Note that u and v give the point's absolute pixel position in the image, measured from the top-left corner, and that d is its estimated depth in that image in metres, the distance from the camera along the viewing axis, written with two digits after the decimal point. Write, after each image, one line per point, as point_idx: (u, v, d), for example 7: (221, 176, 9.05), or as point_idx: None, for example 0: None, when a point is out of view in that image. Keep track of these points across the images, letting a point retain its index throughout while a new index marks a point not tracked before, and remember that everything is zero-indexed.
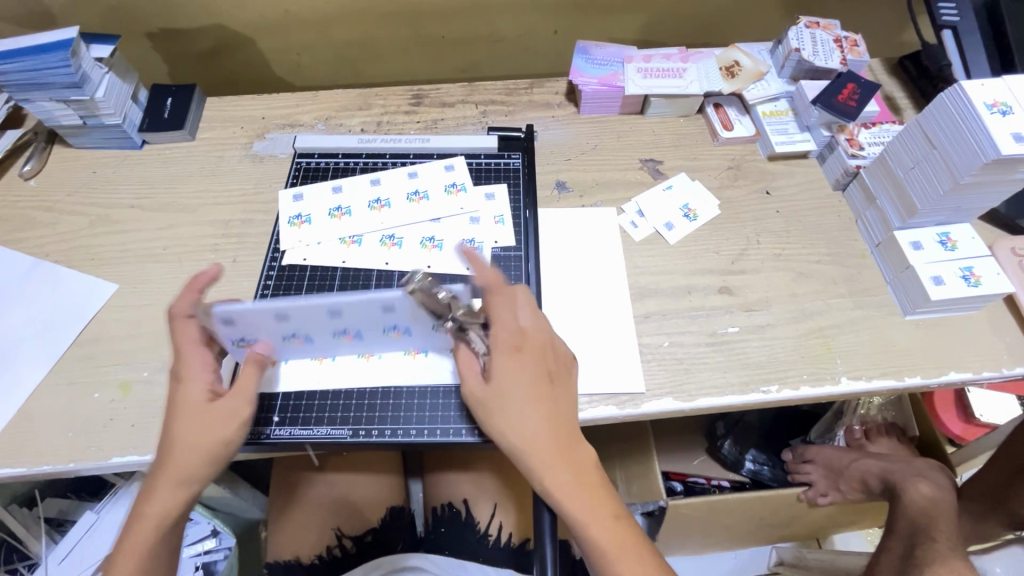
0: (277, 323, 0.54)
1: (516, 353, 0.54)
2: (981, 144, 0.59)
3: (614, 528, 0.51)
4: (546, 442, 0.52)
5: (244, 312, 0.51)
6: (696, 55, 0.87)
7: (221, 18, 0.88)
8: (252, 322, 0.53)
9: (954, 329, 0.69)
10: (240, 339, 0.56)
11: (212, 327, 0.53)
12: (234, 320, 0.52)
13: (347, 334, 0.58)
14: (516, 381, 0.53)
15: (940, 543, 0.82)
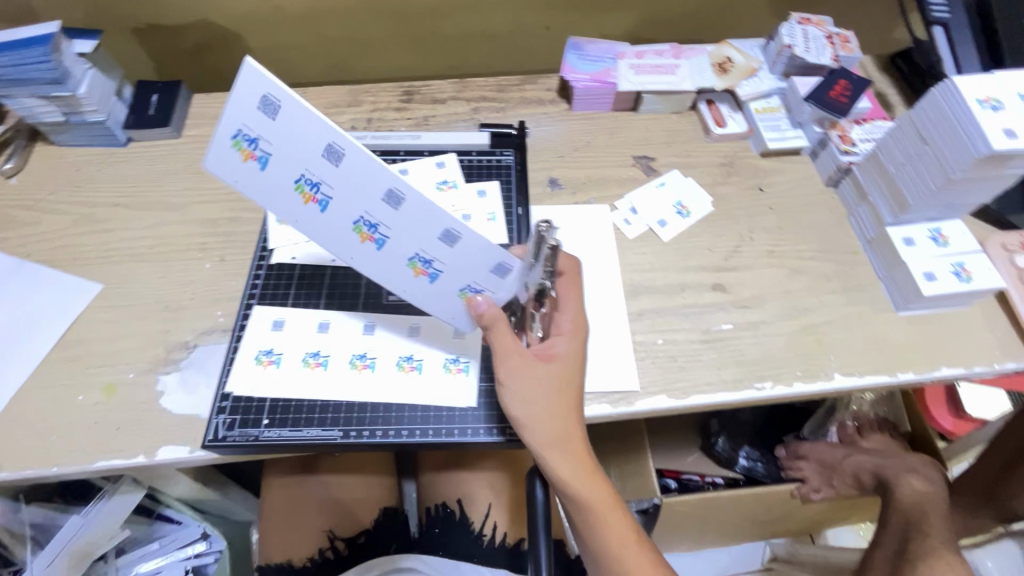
0: (333, 179, 0.50)
1: (570, 343, 0.57)
2: (972, 139, 0.59)
3: (627, 523, 0.53)
4: (575, 426, 0.53)
5: (293, 103, 0.46)
6: (688, 51, 0.87)
7: (208, 13, 0.87)
8: (287, 128, 0.48)
9: (945, 325, 0.69)
10: (302, 179, 0.50)
11: (251, 110, 0.47)
12: (279, 107, 0.47)
13: (364, 228, 0.53)
14: (569, 366, 0.55)
15: (932, 537, 0.82)
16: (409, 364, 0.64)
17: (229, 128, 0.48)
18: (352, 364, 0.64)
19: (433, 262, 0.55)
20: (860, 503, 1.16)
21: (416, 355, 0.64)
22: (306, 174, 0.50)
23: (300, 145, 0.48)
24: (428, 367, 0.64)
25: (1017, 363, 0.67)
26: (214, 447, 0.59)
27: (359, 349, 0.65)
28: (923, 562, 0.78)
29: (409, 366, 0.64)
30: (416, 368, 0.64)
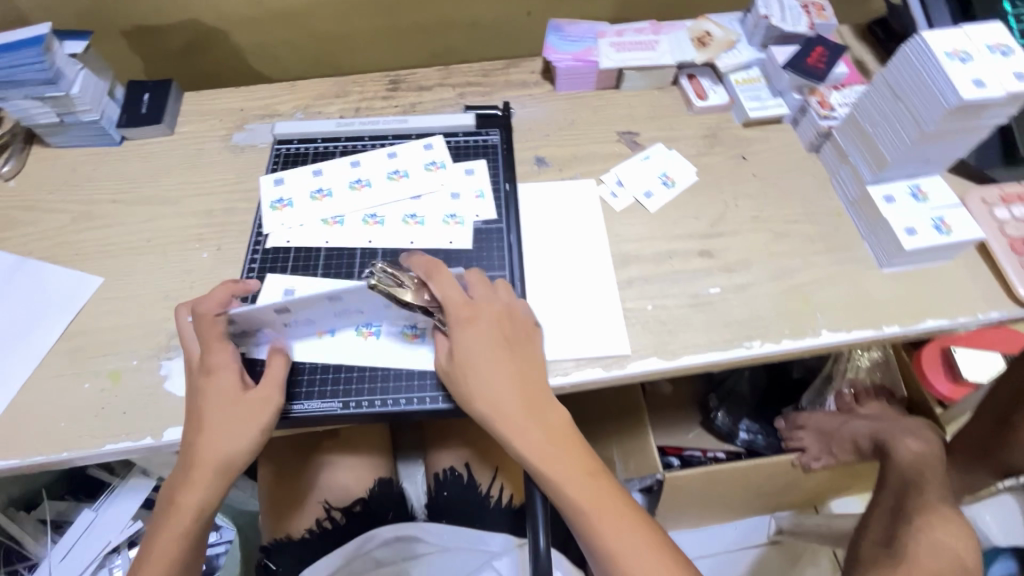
0: (278, 323, 0.60)
1: (470, 326, 0.58)
2: (943, 92, 0.61)
3: (593, 488, 0.54)
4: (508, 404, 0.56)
5: (243, 311, 0.58)
6: (668, 27, 0.88)
7: (194, 13, 0.88)
8: (267, 311, 0.58)
9: (928, 279, 0.71)
10: (256, 340, 0.63)
11: (215, 328, 0.58)
12: (236, 320, 0.59)
13: (354, 313, 0.62)
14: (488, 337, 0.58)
15: (930, 493, 0.84)
16: (413, 330, 0.65)
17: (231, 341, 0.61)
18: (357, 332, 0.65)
19: (399, 303, 0.60)
20: (861, 470, 1.17)
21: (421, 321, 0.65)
22: (261, 339, 0.62)
23: (268, 330, 0.61)
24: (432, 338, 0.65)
25: (1001, 312, 0.68)
26: None
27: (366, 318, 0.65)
28: (921, 516, 0.79)
29: (414, 333, 0.65)
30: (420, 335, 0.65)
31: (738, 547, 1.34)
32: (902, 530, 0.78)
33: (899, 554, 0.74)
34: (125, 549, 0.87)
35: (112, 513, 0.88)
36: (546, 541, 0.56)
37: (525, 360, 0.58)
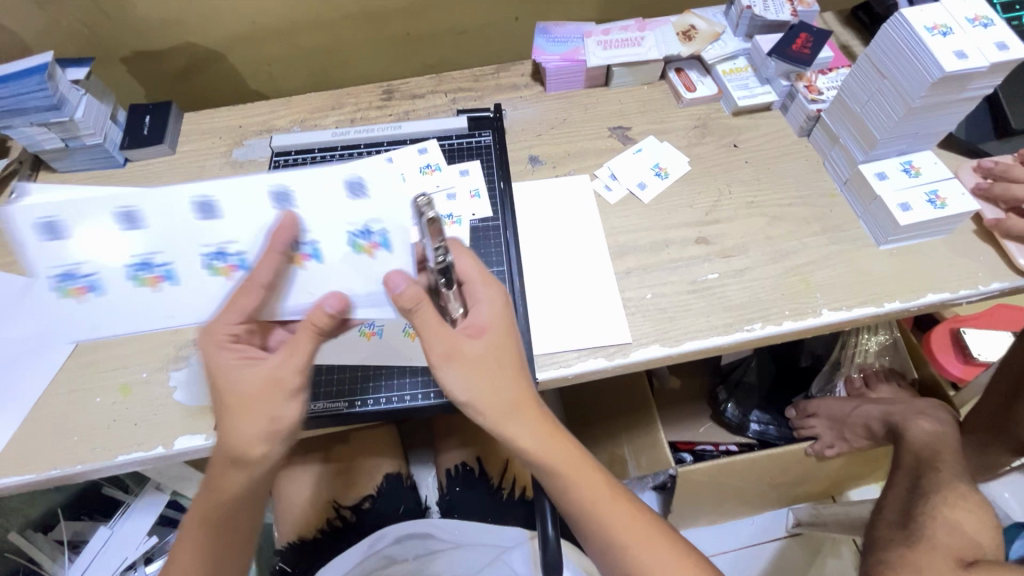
0: (196, 232, 0.52)
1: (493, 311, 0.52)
2: (926, 66, 0.61)
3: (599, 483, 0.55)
4: (518, 409, 0.51)
5: (151, 201, 0.51)
6: (653, 23, 0.90)
7: (190, 35, 0.91)
8: (162, 224, 0.52)
9: (926, 254, 0.71)
10: (69, 279, 0.52)
11: (101, 223, 0.51)
12: (137, 222, 0.51)
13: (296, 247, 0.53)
14: (496, 332, 0.52)
15: (944, 472, 0.82)
16: (369, 241, 0.53)
17: (121, 271, 0.53)
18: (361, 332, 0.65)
19: (375, 230, 0.53)
20: (877, 456, 1.15)
21: (374, 226, 0.52)
22: (152, 263, 0.53)
23: (163, 247, 0.52)
24: (398, 245, 0.53)
25: (1002, 283, 0.68)
26: None
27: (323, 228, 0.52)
28: (937, 495, 0.78)
29: (371, 244, 0.53)
30: (381, 245, 0.53)
31: (757, 542, 1.32)
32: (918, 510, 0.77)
33: (915, 535, 0.73)
34: (142, 565, 0.89)
35: (127, 529, 0.88)
36: (555, 530, 0.58)
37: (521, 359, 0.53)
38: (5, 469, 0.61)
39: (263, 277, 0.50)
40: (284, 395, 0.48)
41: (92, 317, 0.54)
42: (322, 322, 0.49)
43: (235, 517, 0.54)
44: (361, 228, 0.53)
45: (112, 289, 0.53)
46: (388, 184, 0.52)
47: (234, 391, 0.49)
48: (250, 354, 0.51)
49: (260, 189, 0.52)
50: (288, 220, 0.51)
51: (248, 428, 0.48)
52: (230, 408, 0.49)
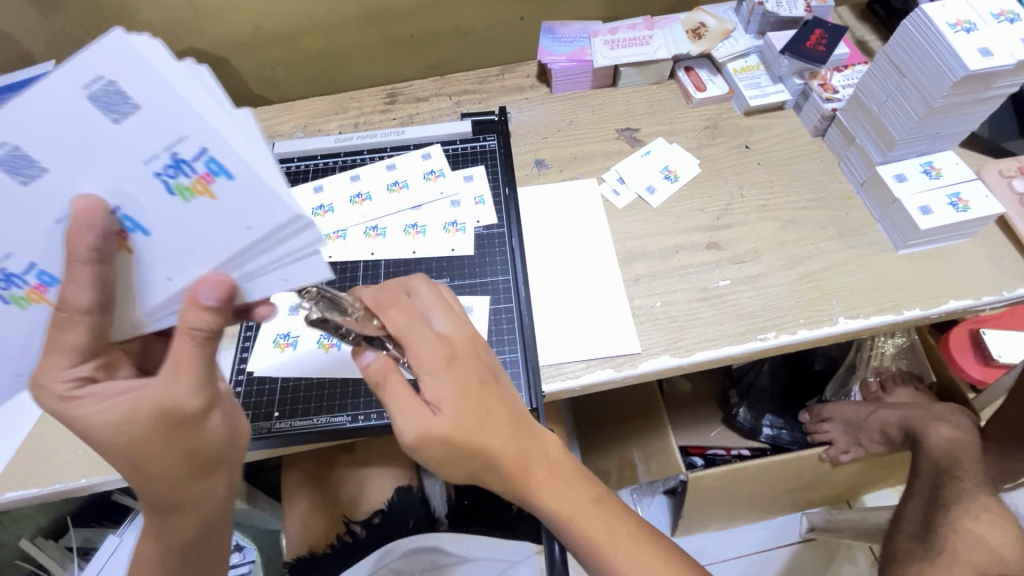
0: (34, 201, 0.39)
1: (447, 360, 0.49)
2: (949, 64, 0.59)
3: (587, 502, 0.52)
4: (497, 443, 0.49)
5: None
6: (661, 21, 0.87)
7: (192, 40, 0.90)
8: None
9: (947, 258, 0.68)
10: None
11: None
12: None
13: (182, 182, 0.39)
14: (449, 406, 0.48)
15: (966, 481, 0.80)
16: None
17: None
18: None
19: (192, 149, 0.37)
20: (894, 461, 1.13)
21: (182, 151, 0.38)
22: (15, 272, 0.42)
23: (10, 247, 0.41)
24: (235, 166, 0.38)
25: None
26: None
27: (162, 152, 0.38)
28: (958, 506, 0.75)
29: (199, 178, 0.39)
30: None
31: (769, 547, 1.30)
32: (938, 522, 0.75)
33: (936, 548, 0.71)
34: None
35: (136, 537, 0.88)
36: (562, 547, 0.55)
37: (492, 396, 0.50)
38: (10, 483, 0.61)
39: (86, 255, 0.39)
40: (193, 418, 0.45)
41: (0, 361, 0.47)
42: (202, 322, 0.42)
43: (202, 545, 0.52)
44: (168, 158, 0.38)
45: (2, 327, 0.45)
46: (168, 87, 0.36)
47: (120, 437, 0.43)
48: (116, 388, 0.44)
49: (76, 101, 0.36)
50: (84, 209, 0.39)
51: (168, 459, 0.45)
52: (129, 455, 0.44)
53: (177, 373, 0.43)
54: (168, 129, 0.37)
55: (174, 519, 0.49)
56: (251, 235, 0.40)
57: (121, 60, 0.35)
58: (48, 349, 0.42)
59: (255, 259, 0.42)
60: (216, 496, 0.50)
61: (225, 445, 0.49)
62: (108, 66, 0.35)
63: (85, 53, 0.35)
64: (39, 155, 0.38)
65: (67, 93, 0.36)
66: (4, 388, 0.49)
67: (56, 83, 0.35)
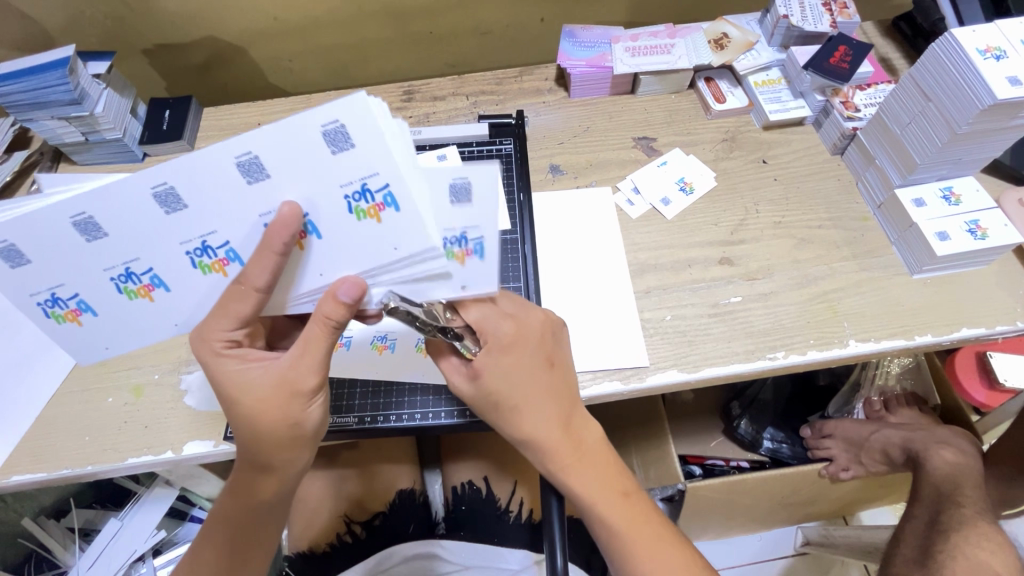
0: (244, 197, 0.43)
1: (512, 347, 0.52)
2: (977, 91, 0.58)
3: (622, 507, 0.54)
4: (547, 428, 0.53)
5: (186, 172, 0.42)
6: (683, 30, 0.86)
7: (213, 29, 0.90)
8: (206, 206, 0.43)
9: (962, 285, 0.68)
10: (131, 278, 0.47)
11: (140, 211, 0.43)
12: (183, 202, 0.43)
13: (364, 204, 0.43)
14: (499, 379, 0.52)
15: (967, 508, 0.80)
16: (462, 249, 0.44)
17: (181, 259, 0.46)
18: (373, 345, 0.66)
19: (379, 184, 0.42)
20: (894, 481, 1.13)
21: (373, 182, 0.42)
22: (212, 246, 0.46)
23: (215, 226, 0.44)
24: (407, 203, 0.42)
25: None
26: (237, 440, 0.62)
27: (355, 180, 0.42)
28: (957, 533, 0.75)
29: (375, 206, 0.43)
30: (474, 253, 0.44)
31: (763, 559, 1.30)
32: (937, 547, 0.75)
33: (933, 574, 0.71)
34: (150, 557, 0.90)
35: (136, 522, 0.89)
36: (564, 557, 0.54)
37: (559, 385, 0.54)
38: (19, 466, 0.61)
39: (277, 245, 0.43)
40: (305, 397, 0.49)
41: (169, 313, 0.50)
42: (336, 315, 0.46)
43: (265, 522, 0.55)
44: (358, 187, 0.42)
45: (178, 284, 0.48)
46: (384, 141, 0.40)
47: (246, 399, 0.48)
48: (256, 357, 0.50)
49: (309, 129, 0.40)
50: (287, 215, 0.42)
51: (271, 430, 0.49)
52: (245, 415, 0.49)
53: (301, 357, 0.48)
54: (368, 166, 0.41)
55: (256, 486, 0.52)
56: (395, 256, 0.45)
57: (360, 115, 0.39)
58: (216, 313, 0.47)
59: (396, 275, 0.46)
60: (297, 472, 0.53)
61: (315, 430, 0.51)
62: (345, 113, 0.39)
63: (335, 102, 0.38)
64: (268, 164, 0.42)
65: (302, 123, 0.40)
66: (153, 333, 0.52)
67: (301, 118, 0.39)
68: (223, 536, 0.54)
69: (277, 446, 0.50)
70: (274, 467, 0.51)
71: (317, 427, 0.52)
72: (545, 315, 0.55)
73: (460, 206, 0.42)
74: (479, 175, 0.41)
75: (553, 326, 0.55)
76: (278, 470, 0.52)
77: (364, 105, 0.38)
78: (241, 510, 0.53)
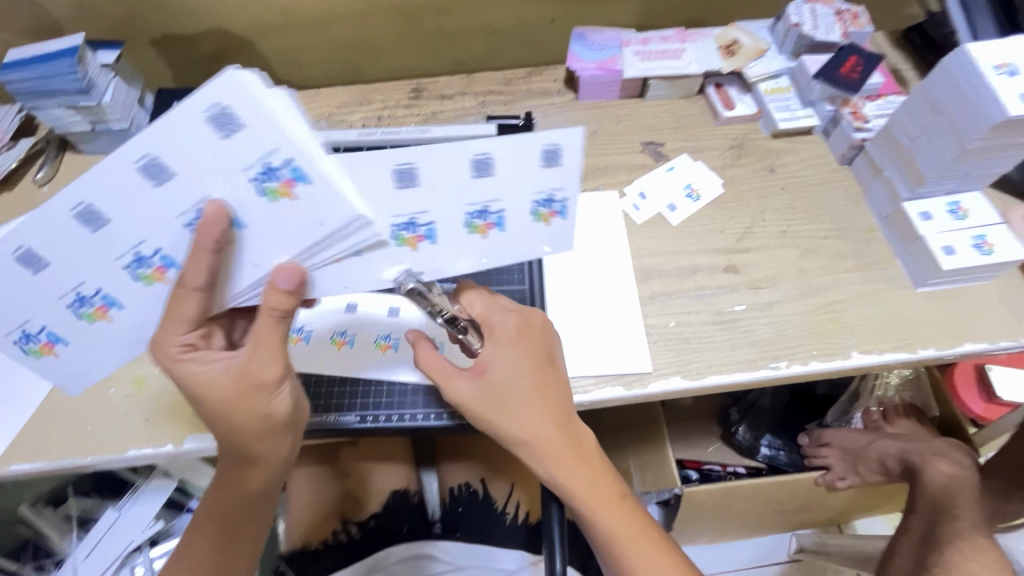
0: (155, 200, 0.44)
1: (506, 344, 0.53)
2: (989, 106, 0.58)
3: (614, 510, 0.53)
4: (542, 431, 0.51)
5: (93, 185, 0.42)
6: (694, 35, 0.86)
7: (222, 21, 0.89)
8: (126, 217, 0.44)
9: (965, 299, 0.68)
10: (85, 302, 0.49)
11: (67, 233, 0.44)
12: (103, 217, 0.44)
13: (275, 184, 0.43)
14: (503, 372, 0.52)
15: (962, 521, 0.80)
16: (413, 234, 0.50)
17: (122, 274, 0.48)
18: (377, 343, 0.66)
19: (278, 159, 0.42)
20: (890, 491, 1.13)
21: (275, 159, 0.41)
22: (146, 255, 0.47)
23: (144, 234, 0.46)
24: (316, 172, 0.42)
25: None
26: None
27: (257, 160, 0.42)
28: (953, 546, 0.75)
29: (284, 183, 0.43)
30: (559, 214, 0.51)
31: (757, 566, 1.30)
32: (931, 559, 0.75)
33: None
34: (148, 548, 0.91)
35: (133, 514, 0.89)
36: (563, 560, 0.54)
37: (554, 387, 0.53)
38: (18, 455, 0.61)
39: (207, 242, 0.44)
40: (270, 390, 0.49)
41: (129, 328, 0.52)
42: (281, 304, 0.46)
43: (256, 512, 0.56)
44: (261, 167, 0.42)
45: (128, 299, 0.50)
46: (273, 112, 0.40)
47: (213, 397, 0.49)
48: (217, 355, 0.50)
49: (188, 119, 0.40)
50: (214, 211, 0.44)
51: (244, 423, 0.49)
52: (216, 414, 0.49)
53: (257, 351, 0.48)
54: (266, 143, 0.41)
55: (242, 477, 0.54)
56: (322, 231, 0.45)
57: (231, 90, 0.39)
58: (166, 318, 0.47)
59: (334, 249, 0.47)
60: (281, 461, 0.54)
61: (289, 418, 0.52)
62: (222, 93, 0.39)
63: (207, 85, 0.39)
64: (171, 162, 0.42)
65: (186, 114, 0.40)
66: (119, 350, 0.54)
67: (179, 110, 0.39)
68: (212, 532, 0.55)
69: (257, 438, 0.51)
70: (256, 458, 0.52)
71: (290, 415, 0.52)
72: (546, 319, 0.57)
73: (550, 169, 0.47)
74: (502, 150, 0.45)
75: (551, 328, 0.57)
76: (264, 460, 0.53)
77: (239, 80, 0.39)
78: (230, 504, 0.55)
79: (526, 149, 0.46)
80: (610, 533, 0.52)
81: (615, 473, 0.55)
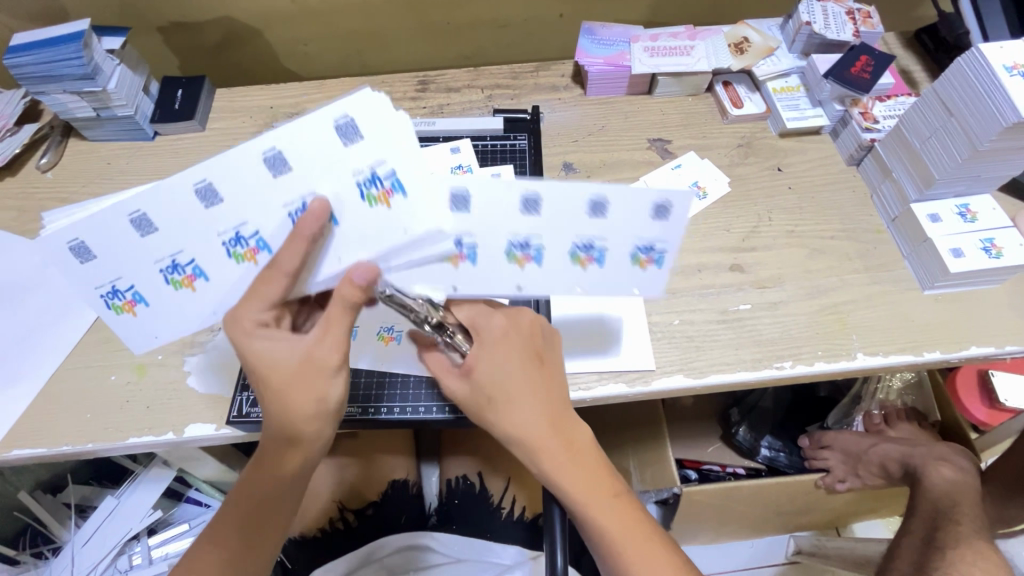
0: (269, 191, 0.46)
1: (495, 348, 0.51)
2: (1002, 107, 0.57)
3: (613, 515, 0.52)
4: (544, 434, 0.50)
5: (217, 167, 0.45)
6: (704, 32, 0.86)
7: (229, 9, 0.89)
8: (239, 198, 0.46)
9: (973, 303, 0.68)
10: (176, 269, 0.48)
11: (182, 205, 0.46)
12: (218, 196, 0.46)
13: (374, 191, 0.46)
14: (500, 378, 0.50)
15: (962, 526, 0.79)
16: (457, 252, 0.48)
17: (219, 250, 0.47)
18: (378, 335, 0.65)
19: (387, 172, 0.45)
20: (890, 494, 1.12)
21: (382, 170, 0.45)
22: (244, 235, 0.47)
23: (248, 215, 0.46)
24: (414, 187, 0.46)
25: None
26: (237, 424, 0.61)
27: (366, 168, 0.45)
28: (953, 550, 0.75)
29: (385, 191, 0.46)
30: (655, 261, 0.49)
31: (754, 567, 1.30)
32: (931, 563, 0.75)
33: None
34: (145, 536, 0.91)
35: (133, 502, 0.89)
36: (564, 558, 0.53)
37: (556, 387, 0.52)
38: (19, 440, 0.61)
39: (307, 231, 0.45)
40: (332, 378, 0.48)
41: (213, 302, 0.50)
42: (353, 297, 0.46)
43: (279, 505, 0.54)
44: (368, 174, 0.46)
45: (217, 273, 0.48)
46: (390, 128, 0.45)
47: (276, 376, 0.47)
48: (288, 335, 0.49)
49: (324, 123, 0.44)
50: (318, 207, 0.45)
51: (299, 410, 0.48)
52: (271, 395, 0.48)
53: (324, 334, 0.47)
54: (377, 155, 0.45)
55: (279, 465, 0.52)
56: (404, 237, 0.47)
57: (366, 105, 0.44)
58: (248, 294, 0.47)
59: (407, 259, 0.48)
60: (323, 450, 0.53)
61: (339, 408, 0.50)
62: (355, 107, 0.44)
63: (343, 99, 0.44)
64: (291, 158, 0.45)
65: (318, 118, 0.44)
66: (197, 322, 0.51)
67: (315, 115, 0.44)
68: (235, 521, 0.54)
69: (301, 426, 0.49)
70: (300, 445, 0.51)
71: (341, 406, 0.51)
72: (534, 315, 0.54)
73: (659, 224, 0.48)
74: (614, 193, 0.47)
75: (548, 327, 0.55)
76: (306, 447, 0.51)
77: (372, 97, 0.44)
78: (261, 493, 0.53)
79: (637, 202, 0.47)
80: (610, 538, 0.51)
81: (612, 470, 0.54)
